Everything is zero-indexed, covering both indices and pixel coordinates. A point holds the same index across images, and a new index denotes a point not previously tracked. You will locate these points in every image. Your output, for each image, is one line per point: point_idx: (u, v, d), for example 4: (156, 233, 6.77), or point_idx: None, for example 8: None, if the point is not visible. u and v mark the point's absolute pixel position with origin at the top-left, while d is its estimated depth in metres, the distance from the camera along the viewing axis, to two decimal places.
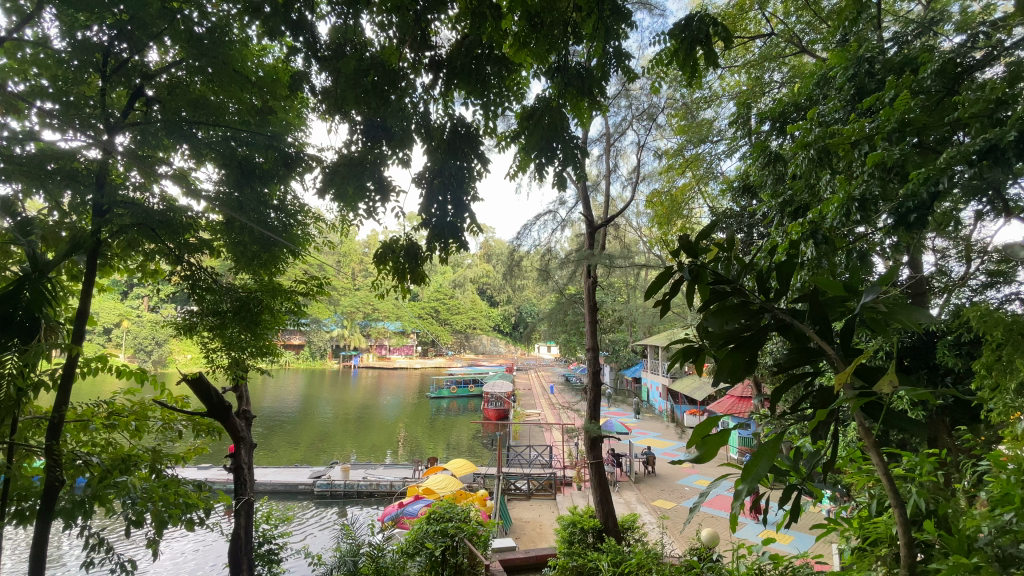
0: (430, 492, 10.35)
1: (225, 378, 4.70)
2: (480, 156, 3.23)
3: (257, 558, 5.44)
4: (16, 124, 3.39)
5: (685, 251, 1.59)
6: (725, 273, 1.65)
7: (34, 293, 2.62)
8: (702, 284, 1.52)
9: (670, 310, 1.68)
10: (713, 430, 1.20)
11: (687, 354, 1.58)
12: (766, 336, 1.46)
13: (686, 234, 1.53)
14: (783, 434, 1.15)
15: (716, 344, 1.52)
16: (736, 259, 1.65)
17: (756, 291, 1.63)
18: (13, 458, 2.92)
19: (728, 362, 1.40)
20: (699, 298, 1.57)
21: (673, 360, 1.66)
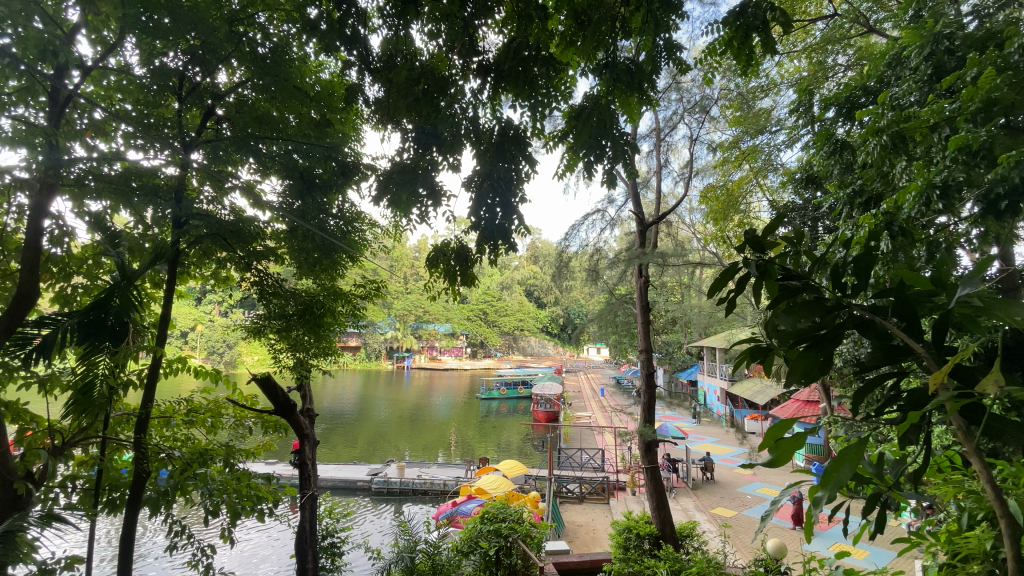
0: (483, 492, 10.44)
1: (291, 378, 4.93)
2: (528, 157, 3.21)
3: (321, 551, 5.68)
4: (106, 146, 3.74)
5: (749, 247, 1.52)
6: (793, 269, 1.57)
7: (122, 300, 2.83)
8: (770, 281, 1.44)
9: (734, 310, 1.59)
10: (785, 434, 1.14)
11: (754, 355, 1.48)
12: (843, 335, 1.35)
13: (750, 228, 1.46)
14: (868, 439, 1.06)
15: (786, 344, 1.43)
16: (804, 253, 1.56)
17: (829, 289, 1.52)
18: (106, 451, 3.23)
19: (801, 362, 1.31)
20: (766, 295, 1.48)
21: (735, 362, 1.57)
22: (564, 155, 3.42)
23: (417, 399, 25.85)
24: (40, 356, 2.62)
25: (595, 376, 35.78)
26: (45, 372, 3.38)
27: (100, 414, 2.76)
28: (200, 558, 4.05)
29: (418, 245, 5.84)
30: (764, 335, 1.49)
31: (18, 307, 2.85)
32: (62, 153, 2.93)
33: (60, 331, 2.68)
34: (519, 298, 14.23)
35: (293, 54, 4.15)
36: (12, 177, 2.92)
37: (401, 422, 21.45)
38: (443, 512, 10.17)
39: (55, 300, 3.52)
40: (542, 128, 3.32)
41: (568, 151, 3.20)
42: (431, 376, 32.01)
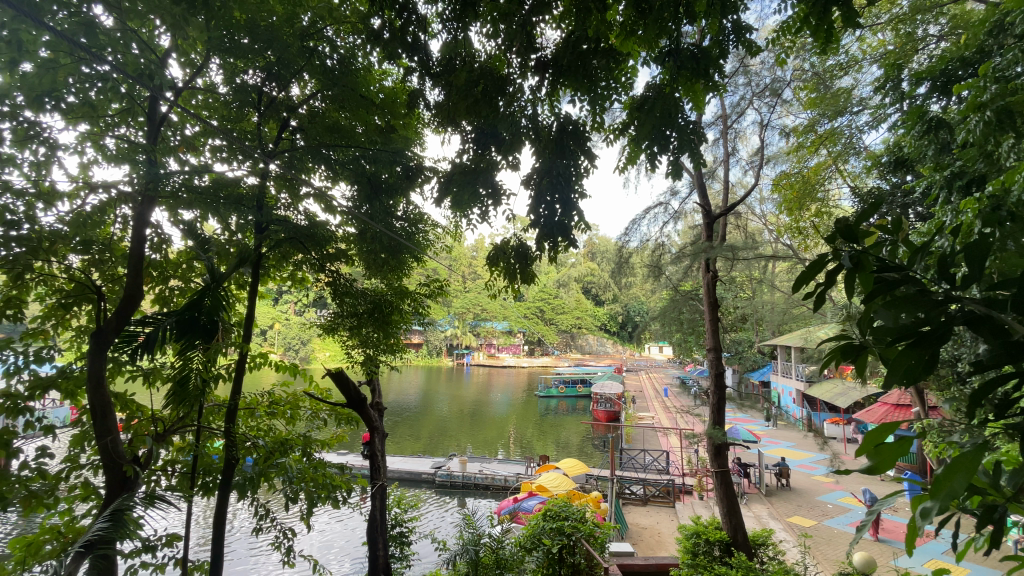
0: (544, 490, 10.44)
1: (361, 373, 5.17)
2: (587, 152, 3.17)
3: (391, 540, 5.92)
4: (196, 159, 4.09)
5: (840, 237, 1.41)
6: (891, 261, 1.45)
7: (212, 300, 3.06)
8: (864, 273, 1.34)
9: (819, 306, 1.48)
10: (888, 440, 1.05)
11: (845, 353, 1.36)
12: (953, 333, 1.20)
13: (843, 216, 1.35)
14: (989, 445, 0.96)
15: (882, 342, 1.31)
16: (903, 244, 1.43)
17: (934, 282, 1.38)
18: (201, 438, 3.54)
19: (903, 362, 1.18)
20: (860, 289, 1.36)
21: (820, 361, 1.46)
22: (626, 148, 3.35)
23: (477, 395, 26.26)
24: (145, 352, 2.93)
25: (657, 375, 34.74)
26: (149, 365, 3.76)
27: (194, 404, 3.04)
28: (282, 539, 4.36)
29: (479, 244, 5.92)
30: (856, 332, 1.38)
31: (125, 307, 3.18)
32: (158, 167, 3.24)
33: (161, 328, 2.96)
34: (577, 295, 14.12)
35: (359, 64, 4.34)
36: (119, 191, 3.27)
37: (462, 418, 21.90)
38: (505, 507, 10.30)
39: (155, 301, 3.90)
40: (602, 122, 3.27)
41: (629, 143, 3.13)
42: (491, 373, 32.43)
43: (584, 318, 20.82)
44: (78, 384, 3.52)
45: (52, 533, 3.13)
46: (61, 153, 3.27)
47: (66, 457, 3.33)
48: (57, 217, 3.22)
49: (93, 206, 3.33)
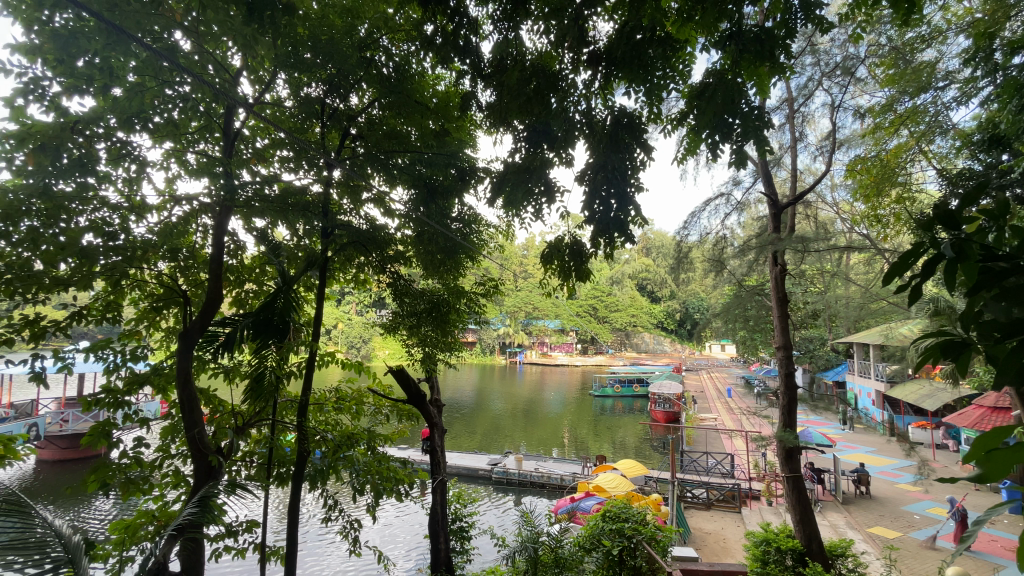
0: (601, 491, 10.29)
1: (421, 371, 5.32)
2: (643, 144, 3.09)
3: (451, 534, 6.06)
4: (267, 170, 4.35)
5: (939, 224, 1.32)
6: (999, 248, 1.31)
7: (284, 301, 3.26)
8: (969, 262, 1.23)
9: (912, 300, 1.37)
10: (1000, 444, 0.98)
11: (942, 350, 1.30)
12: None
13: (943, 200, 1.26)
14: None
15: (990, 339, 1.19)
16: (1012, 230, 1.29)
17: None
18: (276, 432, 3.77)
19: (1013, 361, 1.07)
20: (964, 281, 1.23)
21: (914, 359, 1.41)
22: (685, 138, 3.24)
23: (532, 394, 26.31)
24: (226, 350, 3.16)
25: (720, 374, 33.20)
26: (229, 363, 4.05)
27: (269, 399, 3.24)
28: (349, 530, 4.56)
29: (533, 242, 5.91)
30: (958, 328, 1.30)
31: (207, 309, 3.45)
32: (233, 179, 3.48)
33: (238, 328, 3.18)
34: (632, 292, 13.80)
35: (413, 71, 4.47)
36: (200, 202, 3.55)
37: (517, 416, 22.02)
38: (563, 506, 10.27)
39: (233, 304, 4.20)
40: (659, 112, 3.18)
41: (689, 133, 3.02)
42: (545, 371, 32.35)
43: (640, 315, 20.32)
44: (168, 380, 3.85)
45: (147, 516, 3.46)
46: (150, 169, 3.59)
47: (159, 447, 3.65)
48: (148, 228, 3.54)
49: (178, 217, 3.63)
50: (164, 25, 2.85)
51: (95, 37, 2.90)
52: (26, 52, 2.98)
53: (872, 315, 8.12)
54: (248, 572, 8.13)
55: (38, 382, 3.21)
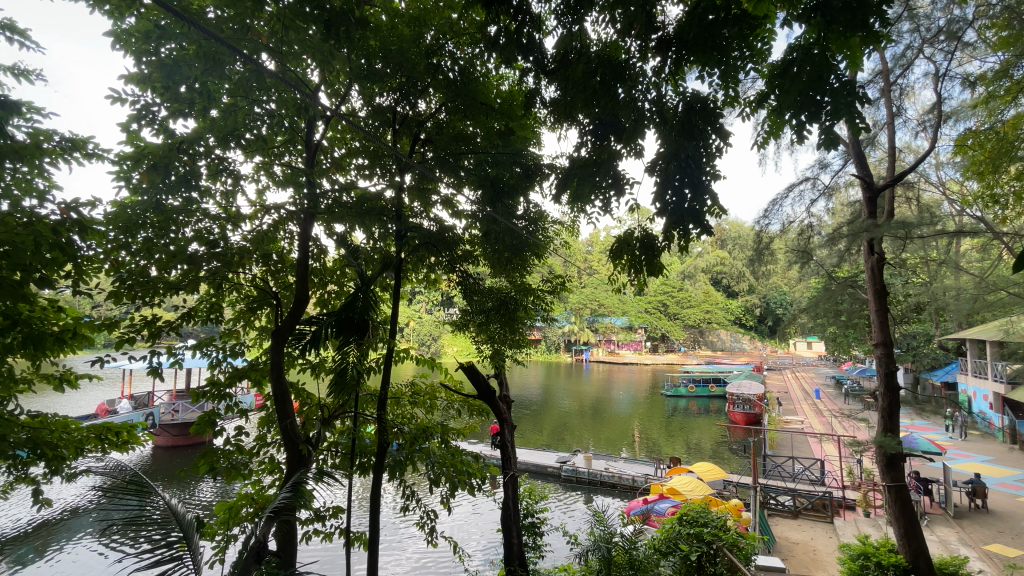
0: (676, 493, 9.94)
1: (490, 367, 5.40)
2: (719, 129, 2.95)
3: (523, 529, 6.13)
4: (345, 178, 4.62)
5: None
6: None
7: (364, 299, 3.45)
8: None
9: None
10: None
11: None
12: None
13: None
14: None
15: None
16: None
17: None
18: (357, 423, 3.99)
19: None
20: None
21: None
22: (765, 121, 3.05)
23: (599, 393, 25.89)
24: (312, 346, 3.40)
25: (807, 373, 30.83)
26: (315, 358, 4.35)
27: (351, 392, 3.44)
28: (426, 520, 4.74)
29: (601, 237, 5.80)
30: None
31: (295, 309, 3.72)
32: (315, 188, 3.73)
33: (324, 326, 3.41)
34: None
35: (478, 73, 4.53)
36: (287, 210, 3.85)
37: (584, 414, 21.79)
38: (636, 507, 10.05)
39: (316, 304, 4.50)
40: (735, 95, 3.02)
41: (770, 115, 2.85)
42: (613, 369, 31.74)
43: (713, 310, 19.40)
44: (263, 374, 4.19)
45: (248, 499, 3.79)
46: (243, 182, 3.93)
47: (257, 435, 4.00)
48: (243, 236, 3.88)
49: (267, 224, 3.94)
50: (252, 49, 3.11)
51: (195, 65, 3.22)
52: (140, 82, 3.37)
53: (989, 308, 7.17)
54: (335, 554, 8.68)
55: (156, 375, 3.61)
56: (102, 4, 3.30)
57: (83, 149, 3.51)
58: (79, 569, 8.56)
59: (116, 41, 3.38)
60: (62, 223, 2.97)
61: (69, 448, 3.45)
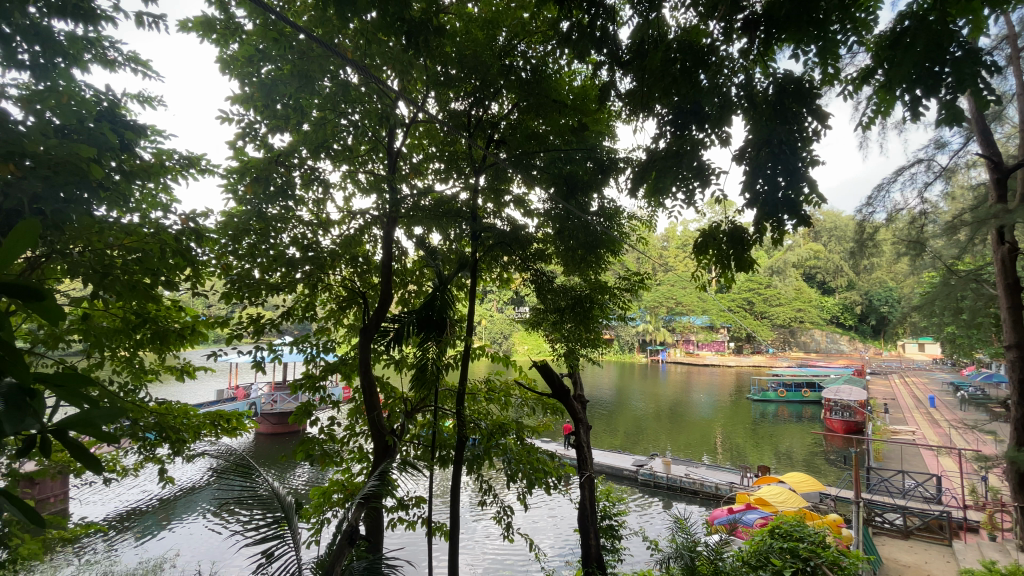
0: (765, 504, 9.34)
1: (564, 366, 5.37)
2: (816, 111, 2.75)
3: (601, 531, 6.05)
4: (422, 181, 4.82)
5: None
6: None
7: (442, 298, 3.57)
8: None
9: None
10: None
11: None
12: None
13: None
14: None
15: None
16: None
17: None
18: (437, 417, 4.14)
19: None
20: None
21: None
22: (870, 98, 2.79)
23: (676, 395, 24.91)
24: (396, 343, 3.57)
25: (918, 379, 27.60)
26: (397, 354, 4.57)
27: (431, 387, 3.57)
28: (504, 515, 4.81)
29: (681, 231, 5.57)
30: None
31: (380, 308, 3.92)
32: (396, 193, 3.92)
33: (405, 323, 3.58)
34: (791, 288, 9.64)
35: (551, 70, 4.52)
36: (371, 215, 4.08)
37: (660, 417, 21.08)
38: (720, 517, 9.56)
39: (398, 303, 4.74)
40: (835, 73, 2.78)
41: (877, 91, 2.60)
42: (692, 370, 30.47)
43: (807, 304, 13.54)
44: (351, 368, 4.47)
45: (339, 485, 4.07)
46: (331, 190, 4.21)
47: (347, 426, 4.28)
48: (332, 240, 4.16)
49: (353, 229, 4.20)
50: (338, 64, 3.34)
51: (289, 83, 3.51)
52: (243, 102, 3.73)
53: None
54: (417, 543, 9.09)
55: (259, 368, 3.97)
56: (211, 34, 3.68)
57: (197, 165, 3.93)
58: (197, 539, 9.67)
59: (224, 68, 3.77)
60: (181, 232, 3.34)
61: (189, 432, 3.89)
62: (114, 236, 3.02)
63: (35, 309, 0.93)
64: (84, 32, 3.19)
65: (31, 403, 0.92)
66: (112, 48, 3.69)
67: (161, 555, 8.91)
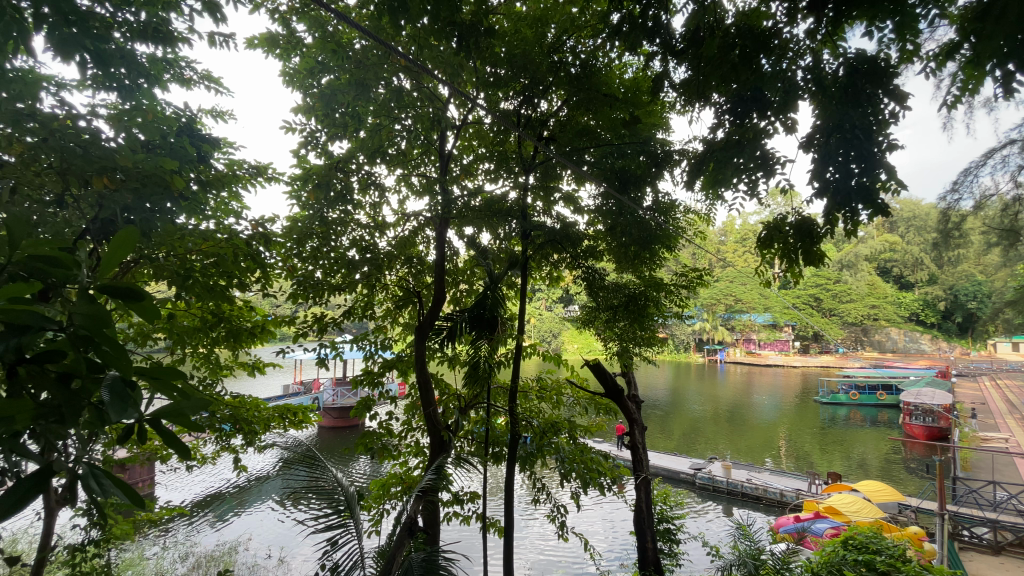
0: (836, 513, 8.78)
1: (618, 365, 5.27)
2: (893, 92, 2.57)
3: (658, 534, 5.90)
4: (473, 182, 4.89)
5: None
6: None
7: (494, 296, 3.60)
8: None
9: None
10: None
11: None
12: None
13: None
14: None
15: None
16: None
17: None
18: (490, 415, 4.19)
19: None
20: None
21: None
22: (956, 74, 2.57)
23: (735, 397, 23.86)
24: (450, 340, 3.65)
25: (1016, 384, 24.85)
26: (450, 352, 4.66)
27: (484, 384, 3.61)
28: (557, 514, 4.80)
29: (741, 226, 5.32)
30: None
31: (434, 306, 4.02)
32: (447, 193, 4.02)
33: (458, 322, 3.64)
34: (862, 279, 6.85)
35: (601, 64, 4.45)
36: (424, 217, 4.20)
37: (718, 419, 20.27)
38: (785, 525, 9.08)
39: (450, 302, 4.84)
40: (915, 49, 2.58)
41: (964, 67, 2.39)
42: (753, 371, 29.07)
43: (886, 314, 7.43)
44: (408, 365, 4.62)
45: (397, 478, 4.21)
46: (387, 193, 4.36)
47: (403, 421, 4.42)
48: (388, 241, 4.30)
49: (408, 231, 4.32)
50: (392, 70, 3.47)
51: (348, 92, 3.68)
52: (306, 113, 3.94)
53: None
54: (471, 538, 9.25)
55: (322, 364, 4.17)
56: (275, 49, 3.91)
57: (264, 173, 4.18)
58: (266, 526, 10.29)
59: (287, 81, 3.99)
60: (251, 237, 3.57)
61: (260, 424, 4.16)
62: (194, 241, 3.27)
63: (134, 309, 1.02)
64: (164, 54, 3.48)
65: (133, 395, 1.01)
66: (189, 67, 4.00)
67: (235, 539, 9.55)
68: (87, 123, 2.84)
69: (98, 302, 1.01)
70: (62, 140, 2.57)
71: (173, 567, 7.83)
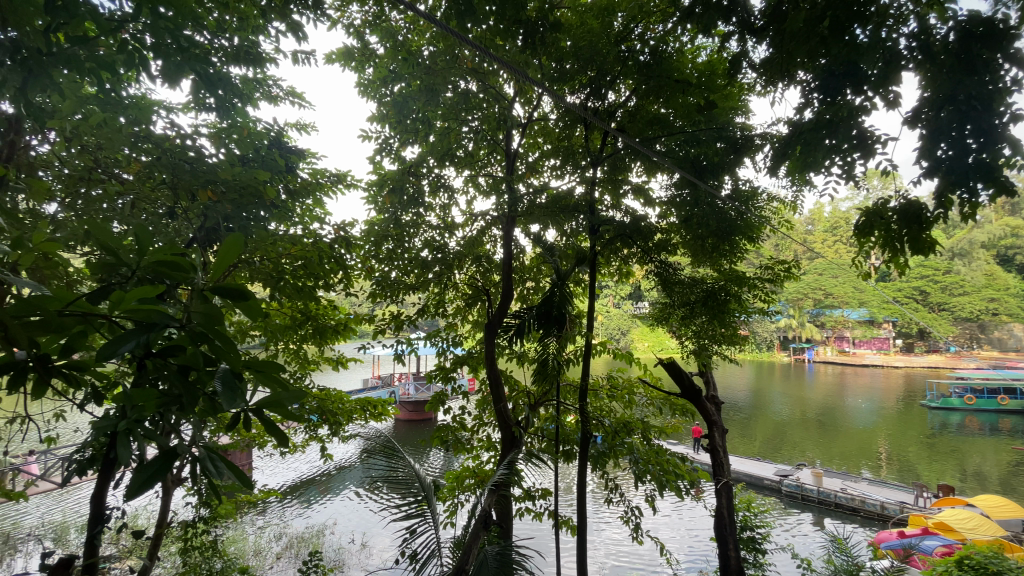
0: (949, 530, 7.86)
1: (694, 363, 5.04)
2: (1015, 55, 2.32)
3: (741, 542, 5.59)
4: (540, 179, 4.89)
5: None
6: None
7: (561, 293, 3.58)
8: None
9: None
10: None
11: None
12: None
13: None
14: None
15: None
16: None
17: None
18: (562, 412, 4.18)
19: None
20: None
21: None
22: None
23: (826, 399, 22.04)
24: (519, 338, 3.68)
25: None
26: (519, 349, 4.71)
27: (554, 381, 3.59)
28: (632, 515, 4.69)
29: (831, 213, 4.89)
30: None
31: (503, 303, 4.07)
32: (514, 192, 4.06)
33: (527, 319, 3.66)
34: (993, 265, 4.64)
35: (673, 48, 4.26)
36: (491, 216, 4.28)
37: None
38: (887, 541, 8.26)
39: (518, 300, 4.89)
40: None
41: None
42: None
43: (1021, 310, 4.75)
44: (479, 361, 4.72)
45: (471, 471, 4.33)
46: (455, 194, 4.47)
47: (475, 416, 4.52)
48: (457, 241, 4.42)
49: (475, 231, 4.39)
50: (459, 74, 3.56)
51: (418, 97, 3.81)
52: (380, 121, 4.14)
53: None
54: (542, 536, 9.27)
55: (399, 360, 4.37)
56: (351, 62, 4.13)
57: (344, 180, 4.44)
58: (349, 512, 10.95)
59: (362, 91, 4.21)
60: (333, 241, 3.81)
61: (343, 416, 4.44)
62: (284, 245, 3.53)
63: (239, 306, 1.12)
64: (254, 75, 3.79)
65: (240, 386, 1.10)
66: (275, 85, 4.33)
67: (322, 523, 10.26)
68: (194, 142, 3.17)
69: (209, 301, 1.11)
70: (173, 158, 2.89)
71: (270, 547, 8.55)
